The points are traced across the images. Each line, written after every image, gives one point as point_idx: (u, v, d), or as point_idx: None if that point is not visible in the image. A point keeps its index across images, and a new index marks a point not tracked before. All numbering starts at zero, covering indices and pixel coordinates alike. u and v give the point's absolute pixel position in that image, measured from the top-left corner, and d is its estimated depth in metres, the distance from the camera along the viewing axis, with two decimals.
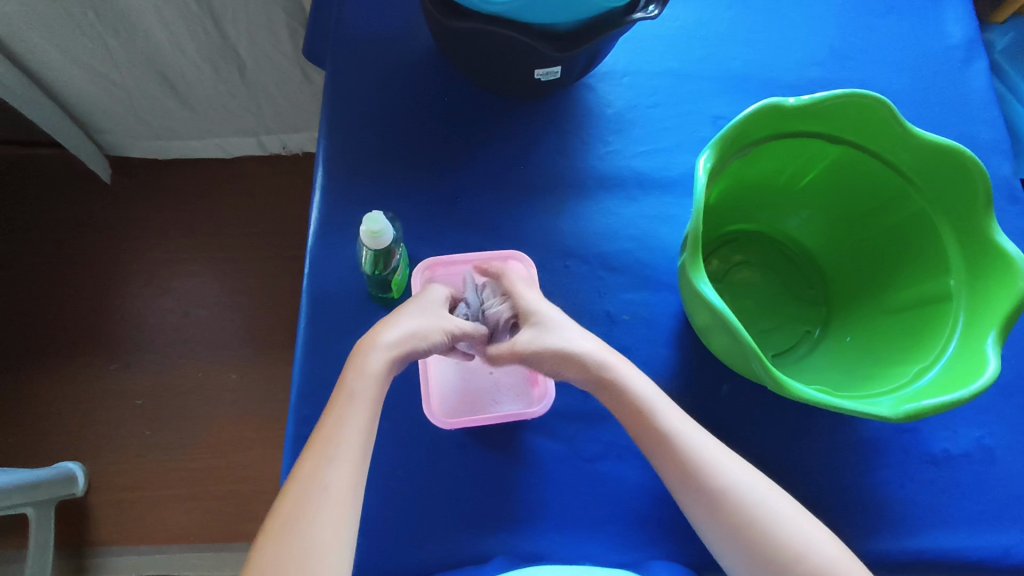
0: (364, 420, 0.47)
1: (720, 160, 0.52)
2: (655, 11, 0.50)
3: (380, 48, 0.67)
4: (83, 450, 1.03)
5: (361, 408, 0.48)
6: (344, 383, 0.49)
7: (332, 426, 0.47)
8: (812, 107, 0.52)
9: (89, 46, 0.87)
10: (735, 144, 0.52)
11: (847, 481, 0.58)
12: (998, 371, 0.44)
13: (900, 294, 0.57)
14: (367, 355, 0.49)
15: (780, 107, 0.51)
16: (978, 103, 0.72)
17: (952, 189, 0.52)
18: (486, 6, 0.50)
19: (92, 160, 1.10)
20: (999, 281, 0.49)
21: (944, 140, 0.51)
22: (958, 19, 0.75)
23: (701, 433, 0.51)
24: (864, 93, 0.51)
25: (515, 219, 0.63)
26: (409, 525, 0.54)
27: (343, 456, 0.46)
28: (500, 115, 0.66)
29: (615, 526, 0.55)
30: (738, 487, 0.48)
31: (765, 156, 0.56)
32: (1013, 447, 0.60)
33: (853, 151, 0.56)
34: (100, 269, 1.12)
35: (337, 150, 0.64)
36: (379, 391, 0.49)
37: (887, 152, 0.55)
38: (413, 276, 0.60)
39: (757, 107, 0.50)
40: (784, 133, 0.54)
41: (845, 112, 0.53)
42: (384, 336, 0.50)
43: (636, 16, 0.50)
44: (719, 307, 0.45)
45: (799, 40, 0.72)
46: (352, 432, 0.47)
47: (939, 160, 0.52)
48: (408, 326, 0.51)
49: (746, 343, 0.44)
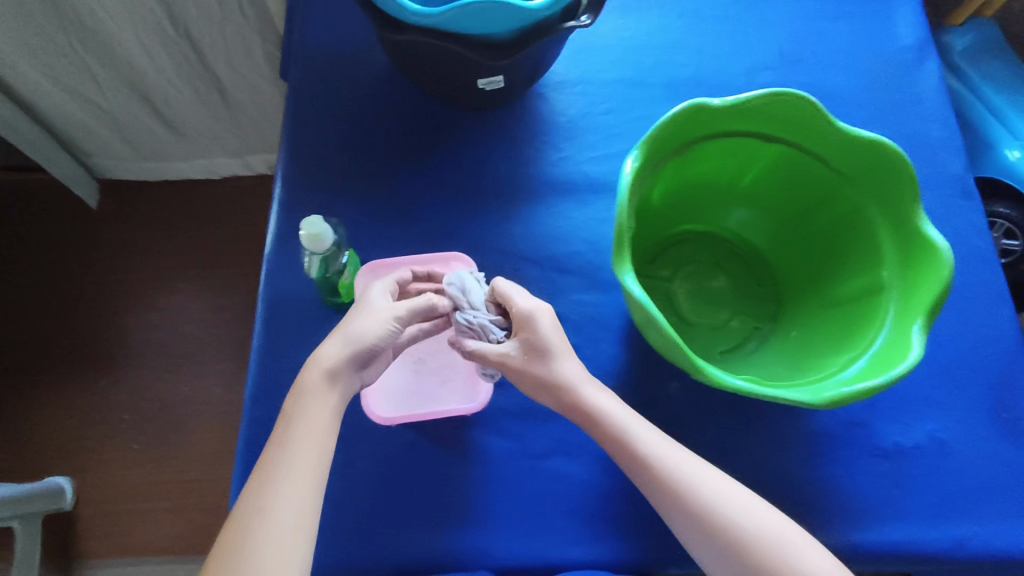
0: (329, 414, 0.50)
1: (651, 164, 0.53)
2: (587, 20, 0.52)
3: (338, 63, 0.69)
4: (72, 464, 1.06)
5: (328, 401, 0.50)
6: (292, 413, 0.50)
7: (297, 418, 0.49)
8: (737, 108, 0.53)
9: (70, 68, 0.91)
10: (663, 147, 0.53)
11: (797, 476, 0.58)
12: (919, 357, 0.45)
13: (842, 287, 0.57)
14: (327, 346, 0.52)
15: (701, 110, 0.51)
16: (931, 102, 0.74)
17: (883, 183, 0.53)
18: (418, 18, 0.51)
19: (79, 184, 1.14)
20: (926, 269, 0.49)
21: (870, 135, 0.52)
22: (910, 22, 0.78)
23: (674, 451, 0.51)
24: (787, 91, 0.52)
25: (469, 224, 0.65)
26: (362, 524, 0.55)
27: (313, 426, 0.49)
28: (454, 125, 0.68)
29: (565, 520, 0.55)
30: (707, 496, 0.49)
31: (699, 156, 0.58)
32: (965, 438, 0.61)
33: (786, 148, 0.57)
34: (92, 289, 1.15)
35: (295, 161, 0.66)
36: (341, 388, 0.51)
37: (817, 147, 0.55)
38: (358, 278, 0.60)
39: (682, 108, 0.51)
40: (718, 132, 0.55)
41: (770, 110, 0.54)
42: (328, 346, 0.51)
43: (571, 24, 0.51)
44: (642, 300, 0.46)
45: (748, 46, 0.75)
46: (320, 412, 0.50)
47: (868, 156, 0.53)
48: (353, 323, 0.52)
49: (666, 334, 0.45)
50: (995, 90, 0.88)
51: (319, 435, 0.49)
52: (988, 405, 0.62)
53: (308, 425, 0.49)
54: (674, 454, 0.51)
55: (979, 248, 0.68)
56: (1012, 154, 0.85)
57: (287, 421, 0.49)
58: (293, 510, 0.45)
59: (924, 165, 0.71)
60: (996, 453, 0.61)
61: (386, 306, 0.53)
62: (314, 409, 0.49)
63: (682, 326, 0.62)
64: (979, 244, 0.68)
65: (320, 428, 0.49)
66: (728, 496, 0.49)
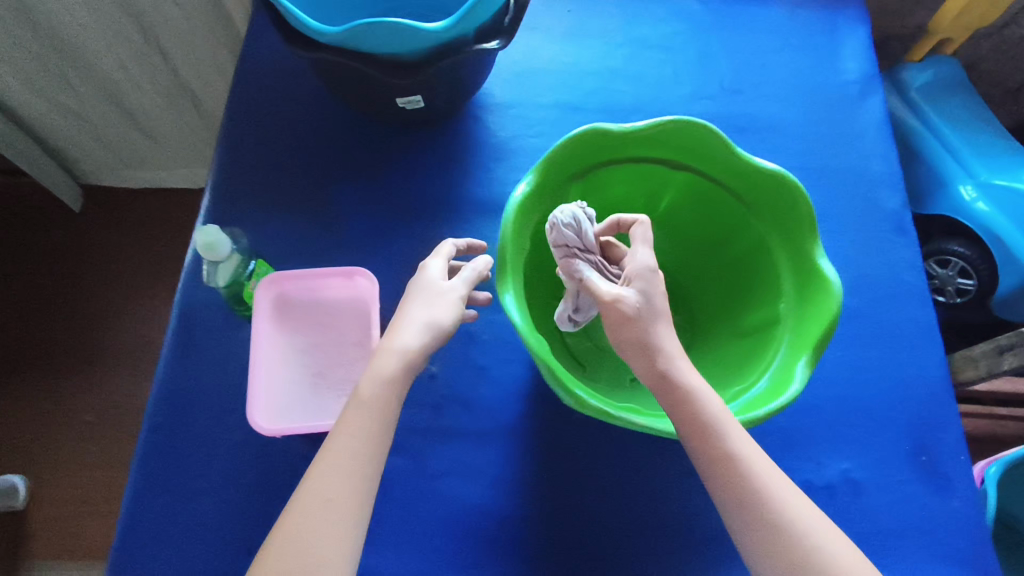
0: (376, 435, 0.44)
1: (551, 185, 0.54)
2: (496, 44, 0.54)
3: (278, 79, 0.71)
4: (29, 464, 1.07)
5: (375, 421, 0.44)
6: (347, 411, 0.45)
7: (342, 438, 0.44)
8: (640, 134, 0.54)
9: (51, 82, 0.91)
10: (563, 169, 0.54)
11: (702, 509, 0.56)
12: (798, 390, 0.45)
13: (746, 319, 0.57)
14: (399, 329, 0.48)
15: (602, 135, 0.53)
16: (871, 138, 0.74)
17: (785, 214, 0.53)
18: (328, 33, 0.50)
19: (64, 190, 1.16)
20: (817, 302, 0.49)
21: (770, 166, 0.53)
22: (856, 56, 0.78)
23: (744, 435, 0.44)
24: (688, 120, 0.53)
25: (391, 242, 0.66)
26: (250, 536, 0.54)
27: (358, 453, 0.43)
28: (387, 143, 0.69)
29: (455, 543, 0.55)
30: (777, 497, 0.42)
31: (608, 182, 0.59)
32: (879, 480, 0.59)
33: (693, 177, 0.58)
34: (64, 292, 1.17)
35: (225, 173, 0.67)
36: (395, 403, 0.45)
37: (723, 176, 0.56)
38: (257, 291, 0.55)
39: (581, 131, 0.52)
40: (623, 158, 0.57)
41: (675, 138, 0.55)
42: (404, 332, 0.47)
43: (483, 48, 0.53)
44: (516, 322, 0.45)
45: (689, 75, 0.75)
46: (366, 434, 0.44)
47: (771, 187, 0.53)
48: (422, 310, 0.49)
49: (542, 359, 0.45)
50: (951, 127, 0.87)
51: (363, 461, 0.43)
52: (906, 447, 0.61)
53: (353, 447, 0.43)
54: (744, 441, 0.43)
55: (909, 286, 0.68)
56: (966, 190, 0.84)
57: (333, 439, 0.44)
58: (334, 546, 0.40)
59: (858, 201, 0.71)
60: (912, 496, 0.59)
61: (446, 287, 0.50)
62: (359, 429, 0.44)
63: (594, 354, 0.63)
64: (909, 282, 0.68)
65: (366, 452, 0.43)
66: (811, 521, 0.42)
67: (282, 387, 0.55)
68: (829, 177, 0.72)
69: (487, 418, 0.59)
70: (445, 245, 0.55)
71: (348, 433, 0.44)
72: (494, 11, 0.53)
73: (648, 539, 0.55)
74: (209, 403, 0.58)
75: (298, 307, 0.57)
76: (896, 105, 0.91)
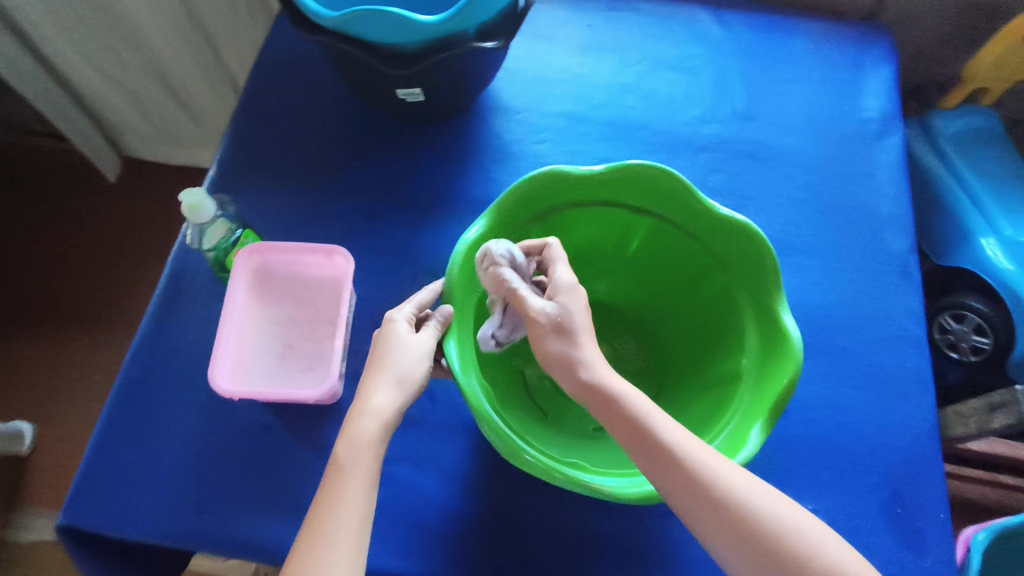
0: (361, 500, 0.40)
1: (515, 224, 0.54)
2: (496, 44, 0.55)
3: (299, 65, 0.74)
4: (38, 413, 1.12)
5: (356, 488, 0.41)
6: (325, 481, 0.41)
7: (322, 513, 0.40)
8: (597, 178, 0.54)
9: (101, 51, 0.96)
10: (526, 210, 0.54)
11: (653, 531, 0.55)
12: (749, 456, 0.43)
13: (714, 372, 0.56)
14: (368, 394, 0.44)
15: (560, 177, 0.53)
16: (884, 178, 0.72)
17: (750, 266, 0.52)
18: (326, 18, 0.52)
19: (103, 158, 1.22)
20: (779, 360, 0.48)
21: (731, 215, 0.52)
22: (878, 94, 0.77)
23: (685, 434, 0.43)
24: (644, 164, 0.53)
25: (381, 226, 0.66)
26: (198, 495, 0.54)
27: (345, 522, 0.39)
28: (392, 132, 0.71)
29: (398, 529, 0.54)
30: (734, 487, 0.40)
31: (574, 223, 0.59)
32: (847, 528, 0.56)
33: (660, 222, 0.57)
34: (94, 256, 1.23)
35: (234, 145, 0.69)
36: (374, 467, 0.42)
37: (687, 224, 0.56)
38: (236, 258, 0.56)
39: (536, 175, 0.52)
40: (582, 203, 0.56)
41: (634, 182, 0.55)
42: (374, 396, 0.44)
43: (483, 44, 0.54)
44: (457, 373, 0.45)
45: (702, 98, 0.75)
46: (349, 502, 0.40)
47: (735, 236, 0.53)
48: (387, 371, 0.45)
49: (483, 416, 0.44)
50: (980, 181, 0.84)
51: (351, 527, 0.39)
52: (881, 497, 0.58)
53: (336, 518, 0.39)
54: (686, 439, 0.42)
55: (907, 331, 0.65)
56: (989, 245, 0.80)
57: (314, 516, 0.40)
58: None
59: (863, 241, 0.69)
60: (882, 549, 0.56)
61: (413, 340, 0.47)
62: (342, 499, 0.40)
63: (556, 400, 0.63)
64: (907, 326, 0.65)
65: (351, 518, 0.40)
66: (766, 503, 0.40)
67: (250, 351, 0.56)
68: (836, 212, 0.70)
69: (450, 411, 0.58)
70: (421, 294, 0.51)
71: (327, 507, 0.40)
72: (493, 12, 0.55)
73: (593, 553, 0.54)
74: (183, 361, 0.59)
75: (276, 278, 0.59)
76: (925, 152, 0.88)
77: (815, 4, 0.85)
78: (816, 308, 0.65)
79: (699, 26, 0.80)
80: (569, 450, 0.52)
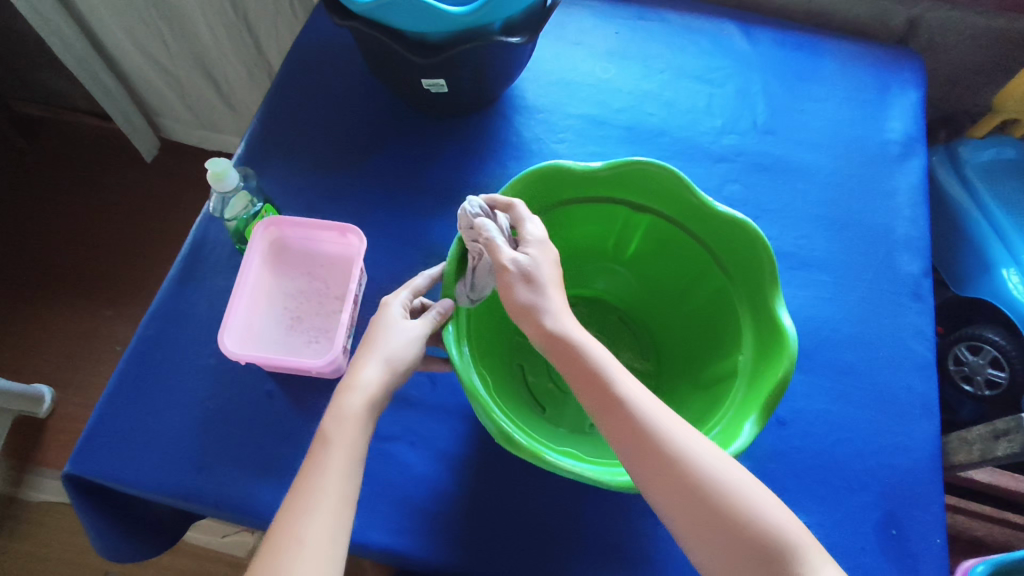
0: (347, 468, 0.41)
1: None
2: (518, 39, 0.57)
3: (332, 54, 0.76)
4: (59, 378, 1.15)
5: (343, 456, 0.42)
6: (312, 452, 0.43)
7: (310, 480, 0.41)
8: (594, 174, 0.54)
9: (147, 33, 1.01)
10: (531, 204, 0.55)
11: (640, 529, 0.55)
12: (742, 448, 0.43)
13: (711, 371, 0.57)
14: (356, 372, 0.45)
15: (557, 172, 0.53)
16: (903, 200, 0.72)
17: (747, 262, 0.53)
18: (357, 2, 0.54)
19: (142, 137, 1.26)
20: (775, 356, 0.48)
21: (729, 211, 0.52)
22: (902, 117, 0.76)
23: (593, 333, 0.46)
24: (638, 159, 0.53)
25: (397, 212, 0.67)
26: (199, 454, 0.56)
27: (330, 488, 0.40)
28: (416, 123, 0.72)
29: (388, 504, 0.54)
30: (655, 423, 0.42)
31: (574, 218, 0.60)
32: (839, 544, 0.56)
33: (659, 219, 0.58)
34: (125, 230, 1.27)
35: (264, 126, 0.72)
36: (362, 438, 0.43)
37: (685, 220, 0.56)
38: (255, 230, 0.59)
39: (535, 169, 0.52)
40: (581, 197, 0.57)
41: (630, 178, 0.55)
42: (363, 372, 0.45)
43: (506, 38, 0.56)
44: (457, 360, 0.45)
45: (723, 110, 0.76)
46: (336, 469, 0.41)
47: (733, 234, 0.53)
48: (379, 350, 0.46)
49: (475, 392, 0.45)
50: (1004, 210, 0.83)
51: (335, 494, 0.40)
52: (876, 516, 0.57)
53: (322, 484, 0.40)
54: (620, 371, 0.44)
55: (914, 353, 0.64)
56: (1010, 277, 0.78)
57: (300, 483, 0.41)
58: None
59: (876, 260, 0.68)
60: (871, 567, 0.55)
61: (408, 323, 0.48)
62: (328, 468, 0.41)
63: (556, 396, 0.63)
64: (915, 348, 0.64)
65: (337, 486, 0.41)
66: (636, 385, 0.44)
67: (260, 320, 0.58)
68: (851, 230, 0.70)
69: (449, 394, 0.59)
70: (417, 280, 0.52)
71: (315, 473, 0.41)
72: (521, 8, 0.56)
73: (578, 544, 0.54)
74: (197, 326, 0.61)
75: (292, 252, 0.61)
76: (949, 180, 0.87)
77: (846, 25, 0.85)
78: (823, 323, 0.65)
79: (726, 39, 0.80)
80: (565, 441, 0.52)
